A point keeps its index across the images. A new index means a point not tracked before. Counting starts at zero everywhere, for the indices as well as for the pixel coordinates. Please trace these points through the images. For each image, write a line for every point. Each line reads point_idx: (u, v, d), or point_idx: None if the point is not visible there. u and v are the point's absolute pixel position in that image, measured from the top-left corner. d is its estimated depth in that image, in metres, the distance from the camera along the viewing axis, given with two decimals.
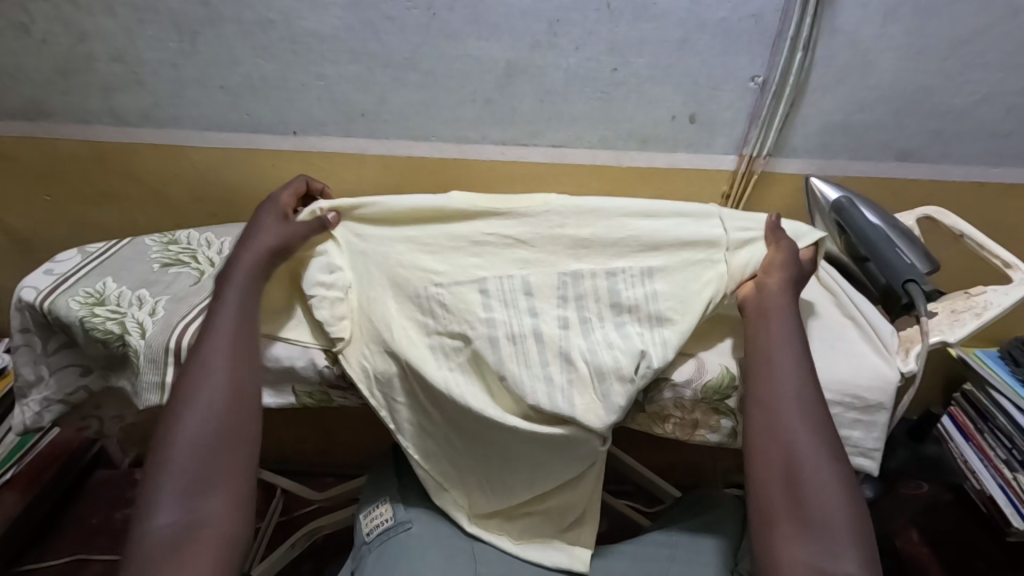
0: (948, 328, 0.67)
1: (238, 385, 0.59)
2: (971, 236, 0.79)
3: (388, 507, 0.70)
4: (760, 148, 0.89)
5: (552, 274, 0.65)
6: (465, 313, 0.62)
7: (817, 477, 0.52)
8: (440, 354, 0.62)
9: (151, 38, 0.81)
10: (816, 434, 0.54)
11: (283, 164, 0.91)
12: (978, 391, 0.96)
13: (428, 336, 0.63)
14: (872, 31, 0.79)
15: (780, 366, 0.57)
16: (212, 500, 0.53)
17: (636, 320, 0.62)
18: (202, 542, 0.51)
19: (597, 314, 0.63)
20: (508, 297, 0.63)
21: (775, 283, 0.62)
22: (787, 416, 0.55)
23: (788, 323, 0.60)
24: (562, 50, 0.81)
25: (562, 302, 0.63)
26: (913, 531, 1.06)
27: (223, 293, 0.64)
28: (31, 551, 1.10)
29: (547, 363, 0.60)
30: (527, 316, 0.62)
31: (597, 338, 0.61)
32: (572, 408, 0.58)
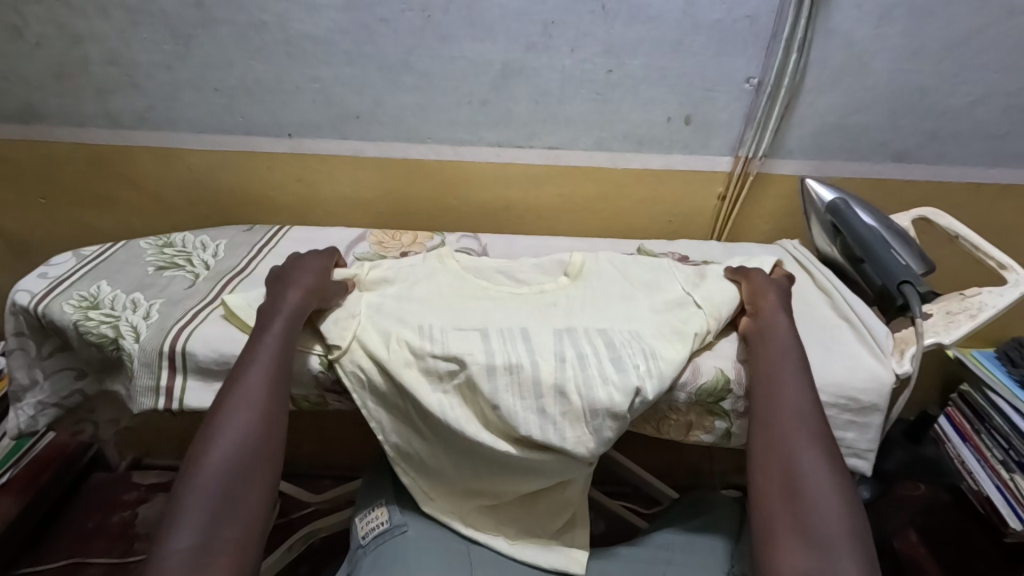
0: (943, 329, 0.67)
1: (272, 408, 0.55)
2: (966, 238, 0.77)
3: (384, 509, 0.69)
4: (756, 149, 0.88)
5: (547, 331, 0.63)
6: (466, 342, 0.61)
7: (817, 484, 0.51)
8: (434, 378, 0.60)
9: (145, 41, 0.81)
10: (818, 444, 0.54)
11: (278, 166, 0.91)
12: (975, 391, 0.96)
13: (423, 359, 0.60)
14: (867, 32, 0.79)
15: (781, 379, 0.59)
16: (234, 525, 0.48)
17: (632, 352, 0.61)
18: (218, 571, 0.45)
19: (595, 351, 0.60)
20: (506, 346, 0.60)
21: (766, 308, 0.66)
22: (790, 426, 0.55)
23: (786, 342, 0.62)
24: (558, 52, 0.81)
25: (557, 343, 0.61)
26: (912, 530, 1.05)
27: (269, 321, 0.62)
28: (26, 555, 1.09)
29: (542, 396, 0.58)
30: (524, 351, 0.60)
31: (592, 369, 0.58)
32: (562, 441, 0.57)
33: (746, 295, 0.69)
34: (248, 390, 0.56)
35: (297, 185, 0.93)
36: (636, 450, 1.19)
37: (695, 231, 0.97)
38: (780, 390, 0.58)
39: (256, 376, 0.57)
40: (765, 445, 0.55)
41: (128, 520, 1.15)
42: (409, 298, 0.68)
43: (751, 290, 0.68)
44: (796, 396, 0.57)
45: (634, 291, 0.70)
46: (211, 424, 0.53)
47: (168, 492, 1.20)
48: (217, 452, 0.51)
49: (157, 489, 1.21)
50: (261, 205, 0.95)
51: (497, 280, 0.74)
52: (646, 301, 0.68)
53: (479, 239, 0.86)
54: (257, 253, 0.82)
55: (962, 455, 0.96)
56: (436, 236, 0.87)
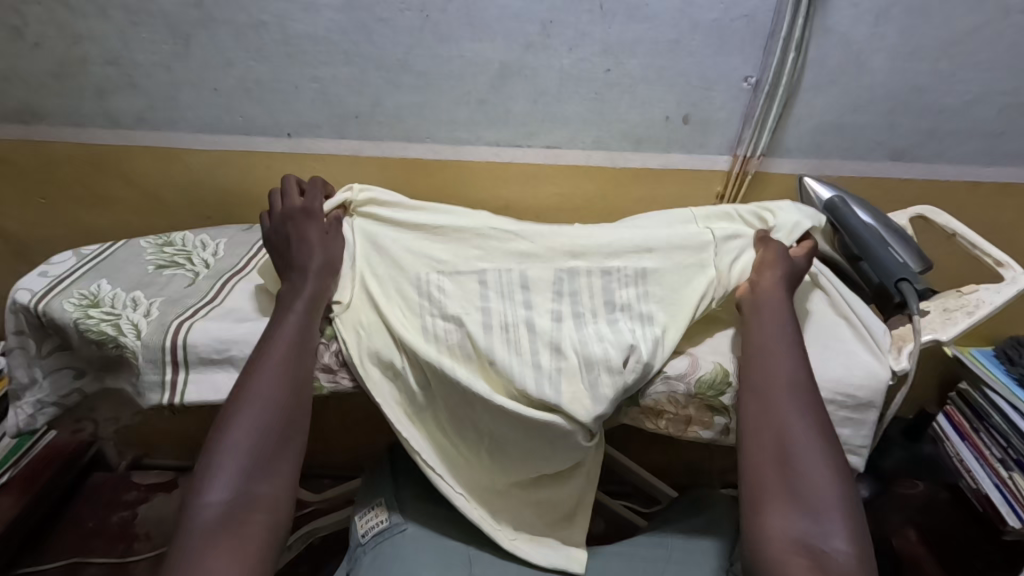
0: (940, 325, 0.67)
1: (289, 380, 0.58)
2: (964, 235, 0.78)
3: (383, 508, 0.69)
4: (754, 148, 0.89)
5: (546, 274, 0.65)
6: (464, 298, 0.63)
7: (808, 449, 0.52)
8: (432, 338, 0.62)
9: (145, 40, 0.81)
10: (812, 411, 0.55)
11: (277, 166, 0.91)
12: (973, 389, 0.96)
13: (422, 318, 0.63)
14: (864, 31, 0.79)
15: (778, 348, 0.59)
16: (261, 489, 0.52)
17: (628, 318, 0.63)
18: (253, 526, 0.50)
19: (590, 308, 0.63)
20: (506, 299, 0.63)
21: (768, 276, 0.64)
22: (783, 392, 0.56)
23: (782, 311, 0.62)
24: (556, 51, 0.81)
25: (555, 303, 0.64)
26: (910, 529, 1.05)
27: (287, 298, 0.63)
28: (26, 555, 1.09)
29: (537, 351, 0.60)
30: (522, 306, 0.63)
31: (589, 331, 0.61)
32: (559, 396, 0.57)
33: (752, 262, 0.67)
34: (267, 363, 0.58)
35: None
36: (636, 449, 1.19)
37: None
38: (775, 360, 0.58)
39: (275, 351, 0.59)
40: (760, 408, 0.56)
41: (128, 519, 1.16)
42: (408, 243, 0.70)
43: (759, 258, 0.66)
44: (790, 366, 0.58)
45: (650, 233, 0.69)
46: (233, 397, 0.56)
47: (168, 492, 1.21)
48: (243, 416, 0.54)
49: (157, 489, 1.21)
50: (261, 205, 0.95)
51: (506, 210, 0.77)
52: (659, 248, 0.67)
53: None
54: (257, 251, 0.82)
55: (960, 453, 0.97)
56: None
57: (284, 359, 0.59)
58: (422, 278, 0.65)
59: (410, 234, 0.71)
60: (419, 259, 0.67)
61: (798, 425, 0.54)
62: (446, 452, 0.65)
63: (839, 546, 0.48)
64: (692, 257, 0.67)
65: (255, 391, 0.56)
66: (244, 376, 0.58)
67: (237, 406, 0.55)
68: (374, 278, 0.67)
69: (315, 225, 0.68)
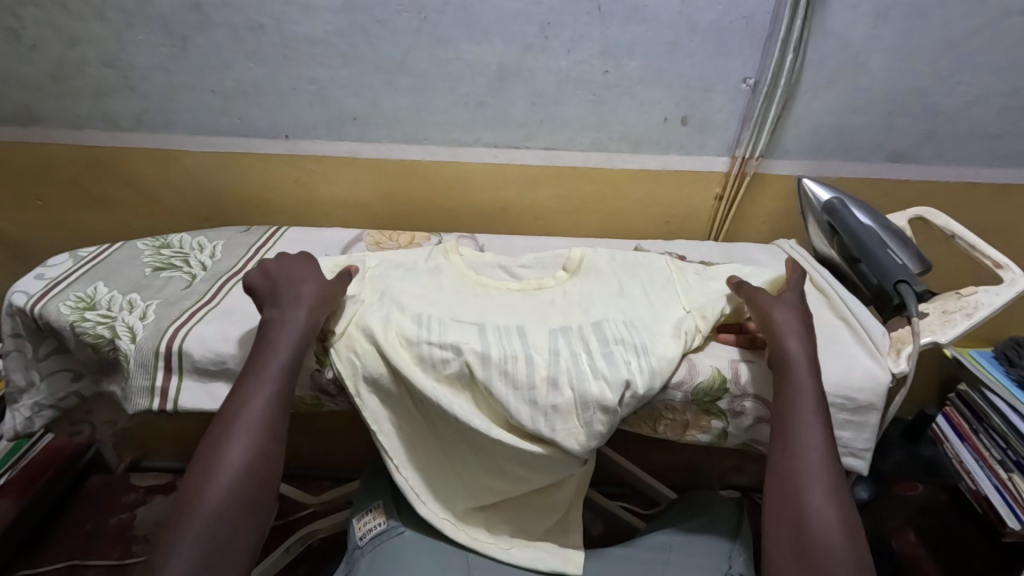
0: (939, 328, 0.67)
1: (268, 445, 0.54)
2: (962, 237, 0.77)
3: (382, 511, 0.69)
4: (753, 150, 0.89)
5: (543, 329, 0.63)
6: (462, 330, 0.61)
7: (834, 535, 0.49)
8: (429, 366, 0.59)
9: (142, 43, 0.81)
10: (835, 492, 0.52)
11: (275, 168, 0.91)
12: (973, 390, 0.96)
13: (416, 347, 0.60)
14: (863, 33, 0.79)
15: (803, 417, 0.56)
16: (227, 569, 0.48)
17: (623, 348, 0.61)
18: None
19: (586, 345, 0.61)
20: (502, 337, 0.61)
21: (782, 319, 0.62)
22: (808, 466, 0.53)
23: (804, 371, 0.58)
24: (554, 53, 0.81)
25: (553, 341, 0.62)
26: (910, 530, 1.05)
27: (270, 342, 0.59)
28: (23, 558, 1.08)
29: (534, 387, 0.58)
30: (519, 344, 0.60)
31: (585, 364, 0.59)
32: (553, 433, 0.57)
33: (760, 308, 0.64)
34: (245, 425, 0.53)
35: (294, 187, 0.93)
36: (635, 450, 1.19)
37: (693, 231, 0.97)
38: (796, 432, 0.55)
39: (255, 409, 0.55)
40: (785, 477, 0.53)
41: (126, 522, 1.15)
42: (406, 283, 0.69)
43: (766, 303, 0.64)
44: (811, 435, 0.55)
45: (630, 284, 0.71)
46: (211, 450, 0.52)
47: (166, 494, 1.20)
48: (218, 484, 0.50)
49: (155, 491, 1.21)
50: (259, 207, 0.95)
51: (495, 276, 0.74)
52: (637, 296, 0.69)
53: (476, 240, 0.86)
54: (254, 253, 0.82)
55: (960, 454, 0.97)
56: (434, 237, 0.87)
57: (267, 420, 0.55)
58: (419, 316, 0.63)
59: (408, 278, 0.70)
60: (422, 300, 0.66)
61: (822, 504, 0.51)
62: (447, 476, 0.65)
63: None
64: (674, 303, 0.68)
65: (233, 454, 0.52)
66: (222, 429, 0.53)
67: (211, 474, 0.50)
68: (374, 304, 0.65)
69: (311, 268, 0.66)
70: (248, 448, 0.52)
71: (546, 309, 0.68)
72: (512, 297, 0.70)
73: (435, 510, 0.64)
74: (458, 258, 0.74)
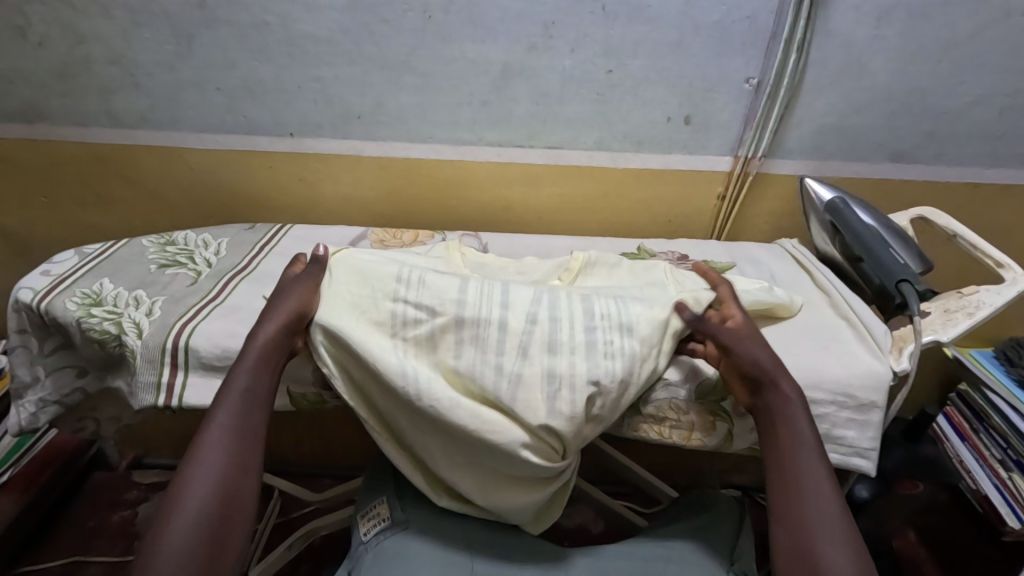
0: (940, 327, 0.67)
1: (235, 482, 0.50)
2: (964, 237, 0.77)
3: (385, 507, 0.68)
4: (755, 149, 0.89)
5: (528, 289, 0.62)
6: (440, 291, 0.60)
7: None
8: (398, 324, 0.58)
9: (147, 40, 0.81)
10: (850, 549, 0.49)
11: (280, 166, 0.92)
12: (973, 391, 0.96)
13: (392, 303, 0.59)
14: (866, 33, 0.80)
15: (808, 475, 0.53)
16: None
17: (608, 325, 0.59)
18: None
19: (569, 315, 0.60)
20: (484, 292, 0.60)
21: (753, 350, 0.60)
22: (821, 529, 0.50)
23: (805, 423, 0.56)
24: (557, 52, 0.81)
25: (533, 304, 0.60)
26: (911, 531, 1.08)
27: (226, 385, 0.55)
28: (26, 554, 1.08)
29: (504, 353, 0.57)
30: (498, 306, 0.59)
31: (564, 336, 0.58)
32: (512, 400, 0.56)
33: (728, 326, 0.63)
34: (203, 477, 0.50)
35: (298, 185, 0.93)
36: (636, 449, 1.19)
37: (695, 230, 0.97)
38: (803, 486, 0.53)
39: (212, 460, 0.51)
40: (797, 542, 0.50)
41: (128, 519, 1.15)
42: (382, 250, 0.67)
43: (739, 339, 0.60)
44: (819, 490, 0.52)
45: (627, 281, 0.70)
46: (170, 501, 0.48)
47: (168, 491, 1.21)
48: (175, 535, 0.46)
49: (157, 489, 1.21)
50: (263, 205, 0.96)
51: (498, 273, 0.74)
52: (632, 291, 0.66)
53: (480, 239, 0.87)
54: (259, 250, 0.83)
55: (960, 454, 0.97)
56: (437, 236, 0.87)
57: (228, 468, 0.51)
58: (400, 271, 0.61)
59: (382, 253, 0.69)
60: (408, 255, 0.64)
61: (836, 564, 0.48)
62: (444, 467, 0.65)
63: None
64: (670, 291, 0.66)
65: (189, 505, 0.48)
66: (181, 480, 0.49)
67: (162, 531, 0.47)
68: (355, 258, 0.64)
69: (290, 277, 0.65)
70: (210, 487, 0.49)
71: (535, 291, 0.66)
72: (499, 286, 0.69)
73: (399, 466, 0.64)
74: (459, 255, 0.74)
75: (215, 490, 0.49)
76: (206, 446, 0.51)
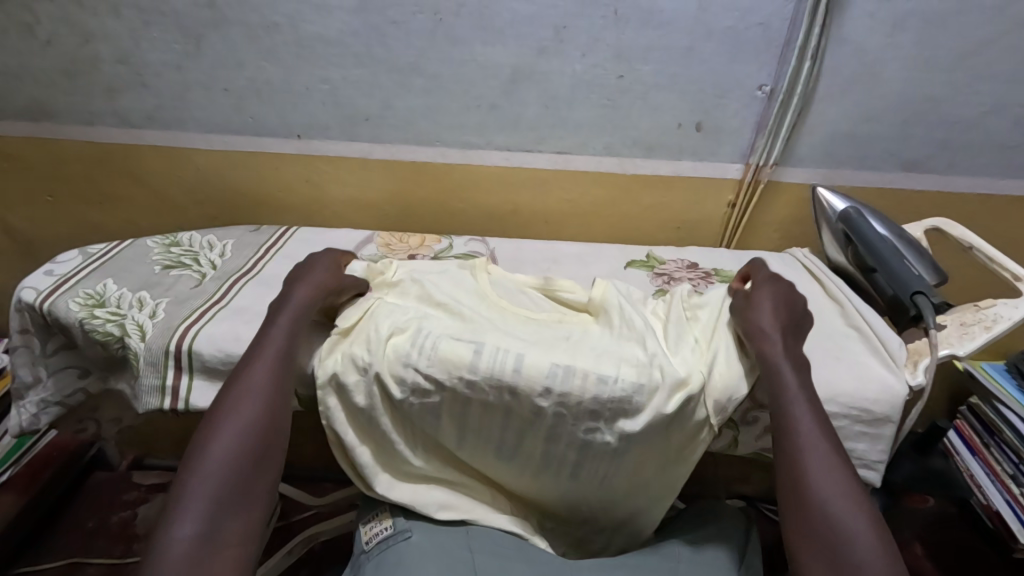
0: (956, 340, 0.66)
1: (277, 399, 0.55)
2: (981, 249, 0.76)
3: (388, 513, 0.65)
4: (767, 157, 0.88)
5: (544, 360, 0.58)
6: (453, 364, 0.58)
7: (832, 494, 0.49)
8: (408, 388, 0.59)
9: (156, 40, 0.81)
10: (834, 452, 0.52)
11: (286, 168, 0.91)
12: (984, 404, 0.95)
13: (401, 367, 0.58)
14: (881, 40, 0.79)
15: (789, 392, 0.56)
16: (232, 523, 0.47)
17: (626, 383, 0.57)
18: (221, 563, 0.45)
19: (582, 380, 0.57)
20: (497, 363, 0.58)
21: (758, 319, 0.61)
22: (806, 438, 0.53)
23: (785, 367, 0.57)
24: (568, 56, 0.80)
25: (550, 371, 0.57)
26: (917, 544, 1.02)
27: (273, 320, 0.61)
28: (24, 554, 1.07)
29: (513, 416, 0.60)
30: (508, 395, 0.58)
31: (576, 385, 0.57)
32: (519, 444, 0.62)
33: (756, 325, 0.61)
34: (246, 401, 0.54)
35: (305, 187, 0.93)
36: None
37: (704, 238, 0.96)
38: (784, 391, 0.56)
39: (261, 373, 0.56)
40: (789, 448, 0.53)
41: (127, 520, 1.14)
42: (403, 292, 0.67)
43: (772, 358, 0.57)
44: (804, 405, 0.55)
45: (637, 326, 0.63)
46: (219, 412, 0.53)
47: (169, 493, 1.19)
48: (222, 440, 0.51)
49: (157, 490, 1.20)
50: (269, 207, 0.95)
51: (521, 299, 0.70)
52: (618, 350, 0.61)
53: (486, 244, 0.86)
54: (264, 253, 0.82)
55: (971, 468, 0.96)
56: (444, 240, 0.87)
57: (273, 384, 0.56)
58: (419, 326, 0.61)
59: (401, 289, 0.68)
60: (428, 317, 0.62)
61: (818, 472, 0.51)
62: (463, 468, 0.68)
63: None
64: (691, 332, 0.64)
65: (242, 412, 0.53)
66: (230, 395, 0.54)
67: (214, 432, 0.51)
68: (382, 309, 0.64)
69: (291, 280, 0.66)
70: (259, 402, 0.54)
71: (542, 344, 0.61)
72: (518, 317, 0.66)
73: (419, 490, 0.66)
74: (485, 277, 0.70)
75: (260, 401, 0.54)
76: (253, 365, 0.56)
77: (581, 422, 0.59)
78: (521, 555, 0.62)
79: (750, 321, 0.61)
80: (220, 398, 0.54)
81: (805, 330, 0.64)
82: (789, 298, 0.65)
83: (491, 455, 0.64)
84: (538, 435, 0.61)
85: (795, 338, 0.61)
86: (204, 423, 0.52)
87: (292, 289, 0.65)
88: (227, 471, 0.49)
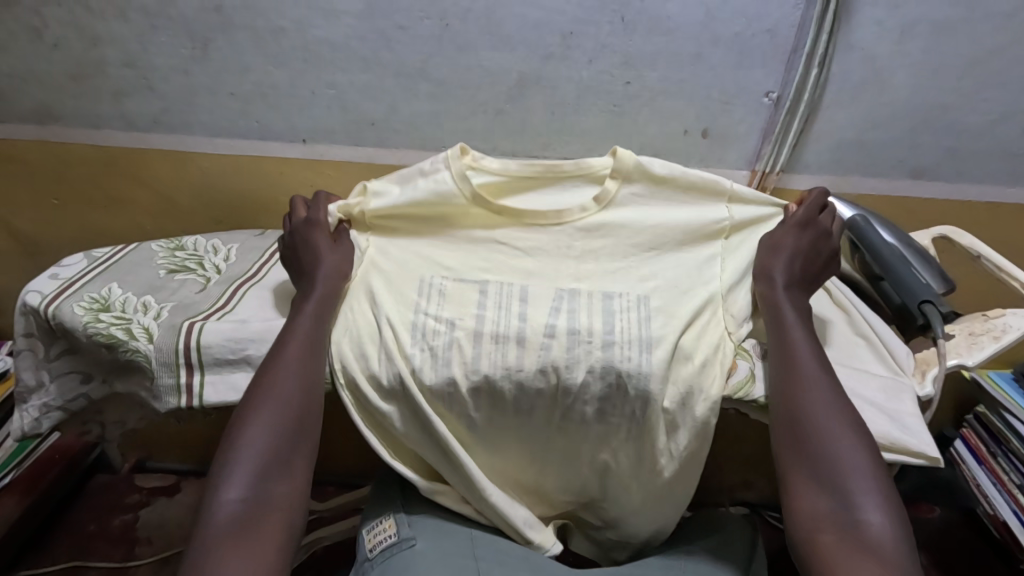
0: (966, 350, 0.65)
1: (309, 372, 0.59)
2: (989, 257, 0.77)
3: (393, 522, 0.66)
4: (773, 164, 0.88)
5: (550, 292, 0.63)
6: (460, 306, 0.62)
7: (826, 429, 0.55)
8: (420, 334, 0.61)
9: (163, 44, 0.81)
10: (830, 393, 0.57)
11: (291, 172, 0.90)
12: (991, 413, 0.94)
13: (413, 315, 0.62)
14: (890, 46, 0.78)
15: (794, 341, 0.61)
16: (274, 491, 0.54)
17: (626, 340, 0.59)
18: (268, 526, 0.52)
19: (587, 326, 0.60)
20: (504, 313, 0.61)
21: (775, 267, 0.65)
22: (803, 383, 0.58)
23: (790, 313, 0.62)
24: (575, 62, 0.80)
25: (555, 303, 0.62)
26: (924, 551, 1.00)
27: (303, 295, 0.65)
28: (26, 555, 1.07)
29: (521, 368, 0.59)
30: (516, 318, 0.61)
31: (582, 323, 0.60)
32: (531, 407, 0.61)
33: (758, 264, 0.66)
34: (277, 383, 0.58)
35: (308, 192, 0.92)
36: None
37: None
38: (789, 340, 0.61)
39: (292, 348, 0.60)
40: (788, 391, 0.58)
41: (130, 523, 1.14)
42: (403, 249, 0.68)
43: (774, 320, 0.63)
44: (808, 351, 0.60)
45: (664, 270, 0.66)
46: (257, 391, 0.58)
47: (170, 496, 1.19)
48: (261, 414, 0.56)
49: (158, 493, 1.19)
50: (274, 211, 0.94)
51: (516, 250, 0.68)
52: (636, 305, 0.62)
53: None
54: (268, 258, 0.81)
55: (978, 478, 0.95)
56: None
57: (303, 360, 0.60)
58: (424, 277, 0.65)
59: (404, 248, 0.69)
60: (426, 264, 0.67)
61: (813, 411, 0.56)
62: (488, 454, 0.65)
63: (874, 513, 0.51)
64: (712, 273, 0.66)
65: (276, 389, 0.58)
66: (265, 373, 0.59)
67: (253, 409, 0.57)
68: (380, 264, 0.67)
69: (325, 236, 0.68)
70: (290, 378, 0.58)
71: (543, 276, 0.65)
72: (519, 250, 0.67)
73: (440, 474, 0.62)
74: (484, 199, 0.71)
75: (294, 377, 0.59)
76: (286, 342, 0.61)
77: (592, 391, 0.59)
78: (527, 564, 0.62)
79: (763, 266, 0.65)
80: (258, 376, 0.59)
81: (817, 282, 0.67)
82: (815, 245, 0.66)
83: (515, 425, 0.62)
84: (557, 395, 0.59)
85: (804, 287, 0.65)
86: (245, 405, 0.58)
87: (325, 237, 0.68)
88: (267, 446, 0.55)
